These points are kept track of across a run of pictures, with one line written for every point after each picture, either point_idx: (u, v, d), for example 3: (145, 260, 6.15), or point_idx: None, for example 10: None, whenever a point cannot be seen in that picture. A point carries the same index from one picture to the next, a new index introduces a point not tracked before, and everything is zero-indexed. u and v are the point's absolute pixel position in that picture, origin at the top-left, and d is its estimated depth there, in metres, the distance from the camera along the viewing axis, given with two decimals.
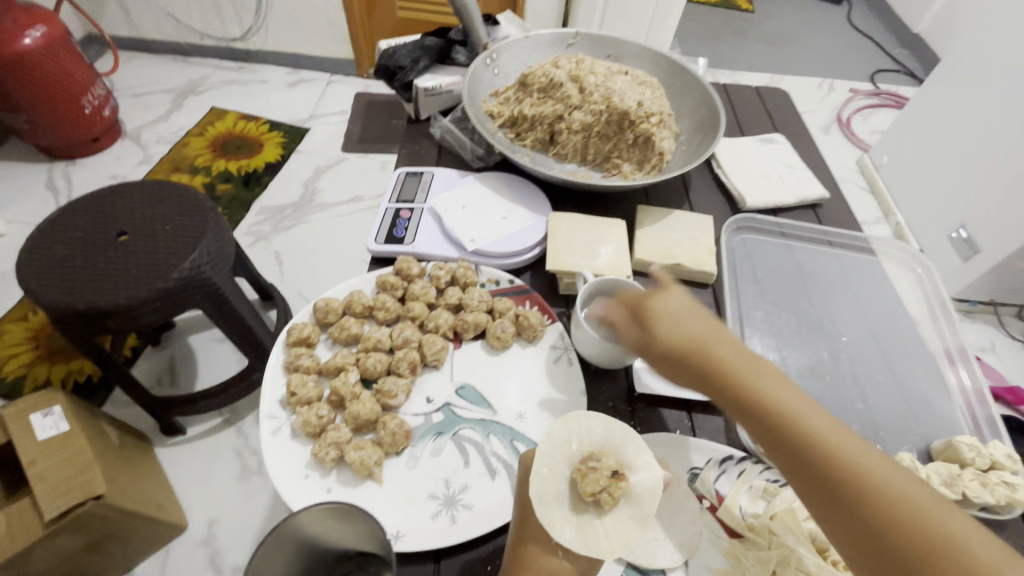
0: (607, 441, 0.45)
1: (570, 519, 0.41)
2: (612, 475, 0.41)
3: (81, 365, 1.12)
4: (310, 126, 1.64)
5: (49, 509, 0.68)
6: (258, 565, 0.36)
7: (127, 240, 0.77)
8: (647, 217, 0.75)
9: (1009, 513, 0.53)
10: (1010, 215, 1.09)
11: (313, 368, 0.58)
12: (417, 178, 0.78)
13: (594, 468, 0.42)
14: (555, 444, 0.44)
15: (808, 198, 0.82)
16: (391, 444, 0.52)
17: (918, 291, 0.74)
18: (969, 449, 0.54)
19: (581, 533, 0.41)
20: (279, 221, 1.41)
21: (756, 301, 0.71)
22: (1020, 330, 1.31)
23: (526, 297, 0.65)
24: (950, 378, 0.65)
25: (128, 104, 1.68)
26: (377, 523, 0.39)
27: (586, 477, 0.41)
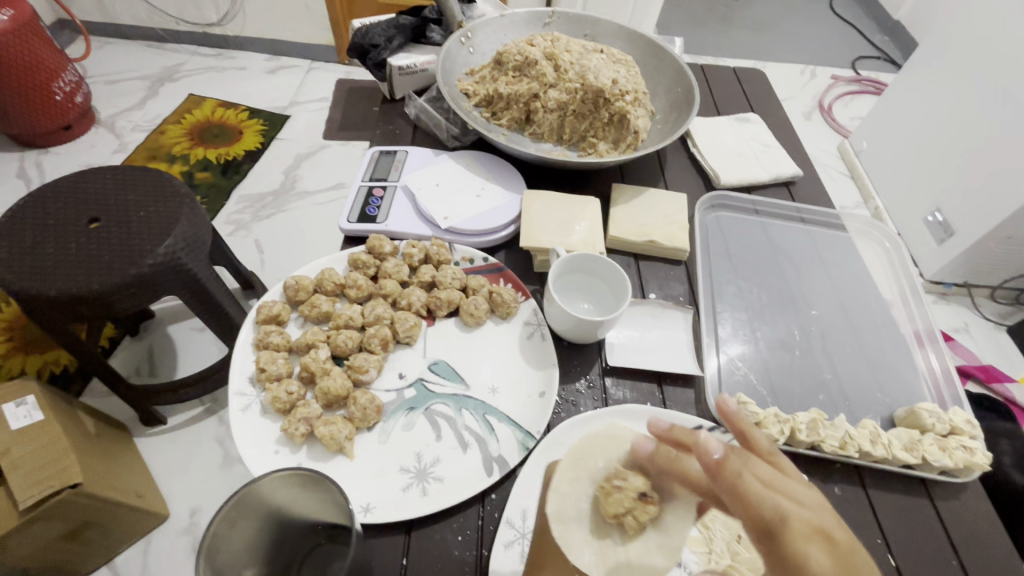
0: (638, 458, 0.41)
1: (590, 541, 0.38)
2: (638, 498, 0.37)
3: (57, 355, 1.10)
4: (289, 113, 1.61)
5: (25, 497, 0.66)
6: (222, 532, 0.36)
7: (97, 226, 0.75)
8: (622, 194, 0.75)
9: (968, 477, 0.54)
10: (982, 196, 1.11)
11: (284, 346, 0.57)
12: (391, 156, 0.77)
13: (619, 488, 0.37)
14: (579, 461, 0.42)
15: (782, 176, 0.82)
16: (362, 419, 0.52)
17: (888, 267, 0.76)
18: (929, 415, 0.56)
19: (602, 557, 0.38)
20: (259, 209, 1.39)
21: (729, 277, 0.72)
22: (993, 311, 1.34)
23: (500, 275, 0.65)
24: (919, 360, 0.66)
25: (101, 91, 1.64)
26: (340, 488, 0.39)
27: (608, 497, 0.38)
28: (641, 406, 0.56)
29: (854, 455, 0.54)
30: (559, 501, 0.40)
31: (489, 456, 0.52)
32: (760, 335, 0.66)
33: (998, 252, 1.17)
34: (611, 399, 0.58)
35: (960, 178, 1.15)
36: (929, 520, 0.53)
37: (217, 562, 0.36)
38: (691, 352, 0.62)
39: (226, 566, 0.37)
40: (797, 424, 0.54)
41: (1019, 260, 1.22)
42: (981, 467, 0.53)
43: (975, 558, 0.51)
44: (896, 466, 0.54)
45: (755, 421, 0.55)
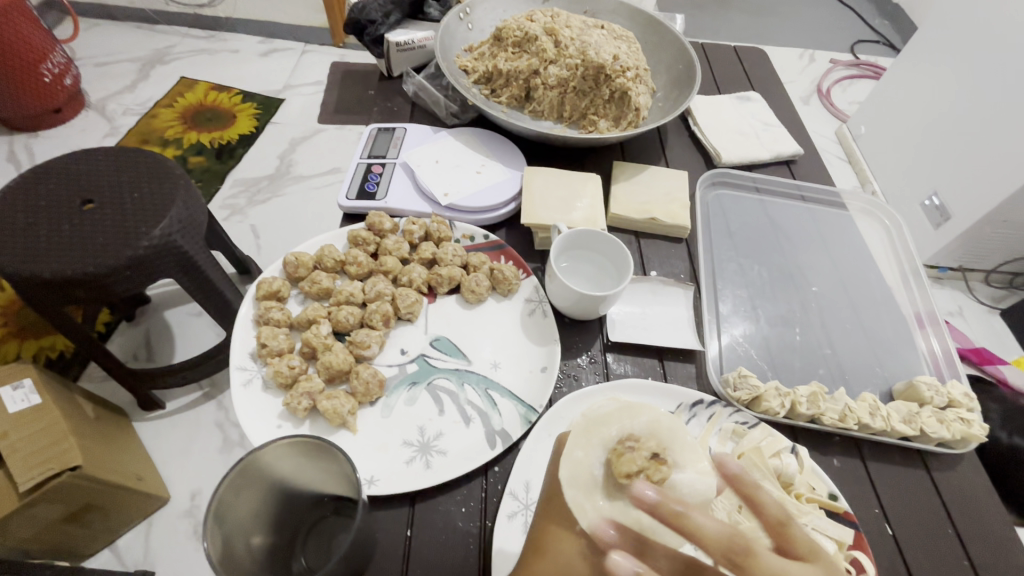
0: (652, 427, 0.40)
1: (602, 504, 0.38)
2: (651, 457, 0.38)
3: (53, 340, 1.09)
4: (284, 96, 1.59)
5: (24, 480, 0.67)
6: (228, 499, 0.37)
7: (91, 207, 0.74)
8: (623, 171, 0.74)
9: (965, 448, 0.55)
10: (980, 178, 1.11)
11: (285, 322, 0.57)
12: (390, 133, 0.76)
13: (632, 449, 0.38)
14: (590, 429, 0.41)
15: (783, 154, 0.82)
16: (365, 393, 0.52)
17: (887, 246, 0.76)
18: (928, 389, 0.57)
19: (614, 521, 0.37)
20: (254, 194, 1.38)
21: (729, 254, 0.72)
22: (987, 294, 1.35)
23: (501, 252, 0.65)
24: (920, 340, 0.66)
25: (91, 74, 1.61)
26: (346, 458, 0.39)
27: (619, 459, 0.38)
28: (642, 380, 0.56)
29: (853, 428, 0.54)
30: (574, 463, 0.40)
31: (492, 430, 0.52)
32: (761, 312, 0.66)
33: (995, 234, 1.18)
34: (613, 374, 0.58)
35: (959, 160, 1.15)
36: (926, 490, 0.53)
37: (223, 528, 0.36)
38: (692, 328, 0.62)
39: (231, 533, 0.37)
40: (798, 397, 0.55)
41: (1015, 243, 1.22)
42: (978, 439, 0.54)
43: (969, 527, 0.52)
44: (895, 438, 0.55)
45: (756, 395, 0.55)
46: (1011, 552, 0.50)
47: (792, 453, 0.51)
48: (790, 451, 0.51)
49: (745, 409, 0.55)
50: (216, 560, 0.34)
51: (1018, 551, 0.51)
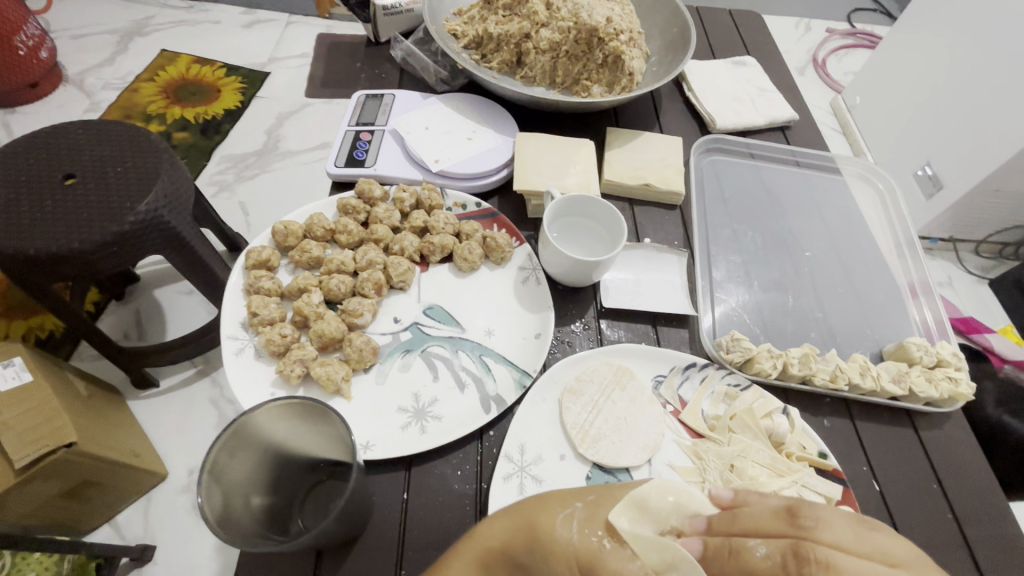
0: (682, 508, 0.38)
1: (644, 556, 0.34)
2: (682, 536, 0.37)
3: (42, 320, 1.08)
4: (269, 69, 1.54)
5: (19, 458, 0.66)
6: (223, 460, 0.37)
7: (74, 182, 0.72)
8: (617, 137, 0.73)
9: (952, 406, 0.56)
10: (971, 147, 1.11)
11: (275, 291, 0.56)
12: (378, 100, 0.74)
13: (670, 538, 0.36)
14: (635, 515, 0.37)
15: (777, 120, 0.81)
16: (358, 360, 0.52)
17: (880, 211, 0.76)
18: (918, 349, 0.57)
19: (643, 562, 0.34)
20: (242, 169, 1.35)
21: (723, 220, 0.71)
22: (977, 265, 1.36)
23: (493, 220, 0.64)
24: (913, 311, 0.66)
25: (67, 47, 1.55)
26: (340, 418, 0.39)
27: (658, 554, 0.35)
28: (635, 345, 0.56)
29: (844, 388, 0.55)
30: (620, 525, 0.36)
31: (487, 396, 0.52)
32: (754, 278, 0.66)
33: (986, 204, 1.18)
34: (607, 340, 0.58)
35: (951, 128, 1.14)
36: (913, 446, 0.55)
37: (219, 488, 0.36)
38: (686, 293, 0.62)
39: (226, 494, 0.37)
40: (790, 358, 0.55)
41: (1006, 213, 1.22)
42: (965, 397, 0.55)
43: (955, 484, 0.53)
44: (884, 398, 0.56)
45: (748, 357, 0.56)
46: (994, 507, 0.52)
47: (783, 413, 0.52)
48: (781, 412, 0.52)
49: (737, 372, 0.56)
50: (211, 516, 0.34)
51: (1000, 506, 0.52)
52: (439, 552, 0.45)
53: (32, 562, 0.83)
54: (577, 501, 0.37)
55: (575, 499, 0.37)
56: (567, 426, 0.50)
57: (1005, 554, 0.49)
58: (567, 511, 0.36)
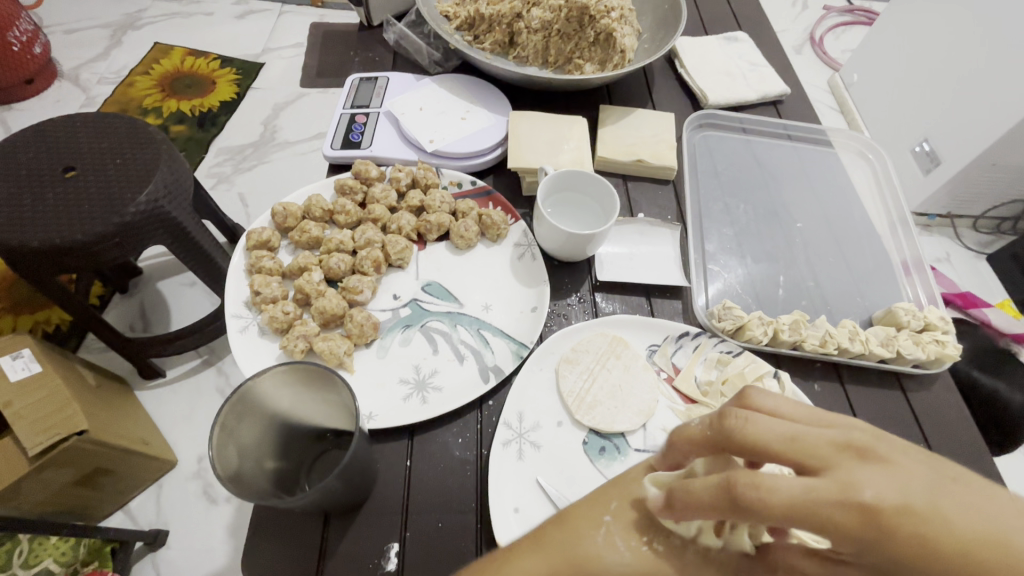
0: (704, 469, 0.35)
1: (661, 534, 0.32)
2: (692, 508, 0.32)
3: (48, 314, 1.10)
4: (263, 60, 1.54)
5: (33, 445, 0.68)
6: (231, 423, 0.38)
7: (74, 175, 0.73)
8: (610, 115, 0.74)
9: (939, 368, 0.58)
10: (968, 119, 1.10)
11: (276, 270, 0.58)
12: (372, 83, 0.75)
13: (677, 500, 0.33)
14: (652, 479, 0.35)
15: (769, 94, 0.81)
16: (360, 335, 0.54)
17: (872, 182, 0.77)
18: (905, 314, 0.59)
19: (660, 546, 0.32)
20: (240, 161, 1.36)
21: (715, 194, 0.73)
22: (974, 240, 1.35)
23: (489, 199, 0.65)
24: (905, 286, 0.67)
25: (61, 42, 1.55)
26: (341, 381, 0.40)
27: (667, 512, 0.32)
28: (630, 316, 0.58)
29: (833, 352, 0.56)
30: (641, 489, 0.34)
31: (485, 366, 0.54)
32: (746, 250, 0.68)
33: (982, 179, 1.17)
34: (602, 312, 0.60)
35: (947, 101, 1.14)
36: (901, 406, 0.56)
37: (228, 449, 0.38)
38: (679, 266, 0.63)
39: (235, 456, 0.39)
40: (780, 325, 0.56)
41: (1002, 187, 1.22)
42: (952, 358, 0.56)
43: (942, 442, 0.54)
44: (873, 361, 0.57)
45: (740, 325, 0.57)
46: (981, 466, 0.53)
47: (773, 377, 0.53)
48: (772, 376, 0.54)
49: (729, 339, 0.57)
50: (221, 473, 0.36)
51: (986, 466, 0.53)
52: (442, 514, 0.46)
53: (49, 548, 0.84)
54: (605, 515, 0.33)
55: (602, 514, 0.34)
56: (564, 394, 0.52)
57: None
58: (602, 531, 0.33)
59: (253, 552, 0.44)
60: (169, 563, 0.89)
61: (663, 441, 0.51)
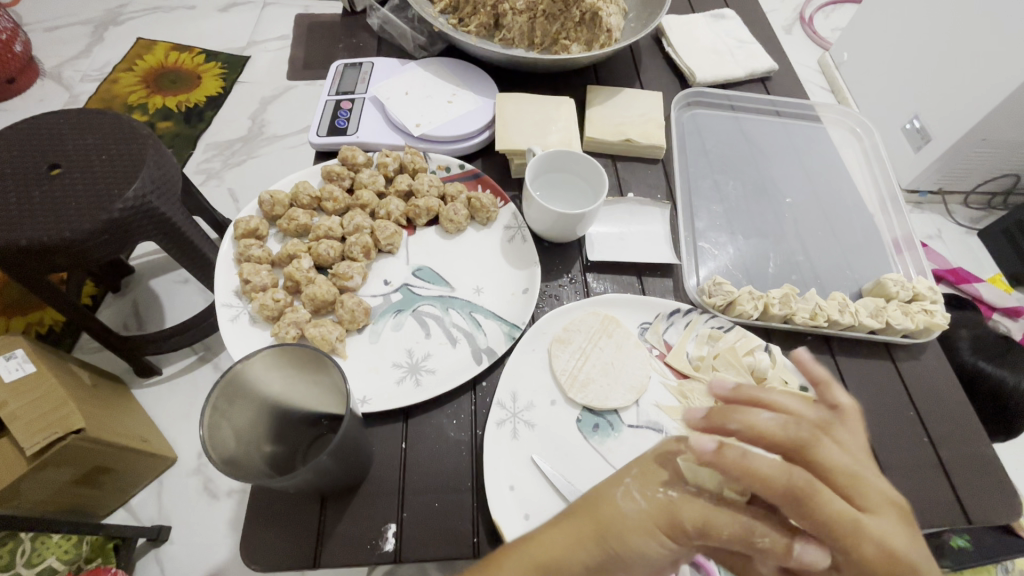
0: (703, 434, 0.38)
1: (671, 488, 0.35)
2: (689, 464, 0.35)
3: (41, 315, 1.09)
4: (249, 54, 1.52)
5: (29, 445, 0.68)
6: (222, 406, 0.39)
7: (60, 172, 0.72)
8: (597, 95, 0.73)
9: (927, 337, 0.58)
10: (956, 94, 1.10)
11: (265, 259, 0.58)
12: (357, 69, 0.74)
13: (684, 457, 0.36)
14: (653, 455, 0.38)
15: (757, 71, 0.81)
16: (351, 321, 0.53)
17: (862, 156, 0.77)
18: (894, 285, 0.59)
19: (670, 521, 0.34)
20: (228, 156, 1.35)
21: (704, 172, 0.73)
22: (966, 216, 1.34)
23: (478, 181, 0.65)
24: (895, 262, 0.67)
25: (41, 40, 1.52)
26: (329, 361, 0.40)
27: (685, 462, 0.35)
28: (621, 295, 0.58)
29: (824, 325, 0.57)
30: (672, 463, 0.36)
31: (478, 348, 0.54)
32: (736, 227, 0.68)
33: (972, 156, 1.17)
34: (593, 292, 0.60)
35: (936, 77, 1.14)
36: (891, 377, 0.57)
37: (221, 430, 0.38)
38: (669, 244, 0.63)
39: (229, 439, 0.39)
40: (770, 300, 0.57)
41: (993, 162, 1.21)
42: (940, 327, 0.57)
43: (931, 411, 0.55)
44: (863, 333, 0.58)
45: (731, 300, 0.57)
46: (970, 432, 0.54)
47: (765, 350, 0.54)
48: (763, 349, 0.54)
49: (721, 315, 0.57)
50: (213, 455, 0.36)
51: (974, 433, 0.54)
52: (437, 495, 0.47)
53: (53, 546, 0.84)
54: (626, 477, 0.36)
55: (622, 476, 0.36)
56: (557, 373, 0.52)
57: (980, 476, 0.52)
58: (622, 489, 0.35)
59: (251, 535, 0.44)
60: (172, 559, 0.90)
61: (656, 416, 0.51)
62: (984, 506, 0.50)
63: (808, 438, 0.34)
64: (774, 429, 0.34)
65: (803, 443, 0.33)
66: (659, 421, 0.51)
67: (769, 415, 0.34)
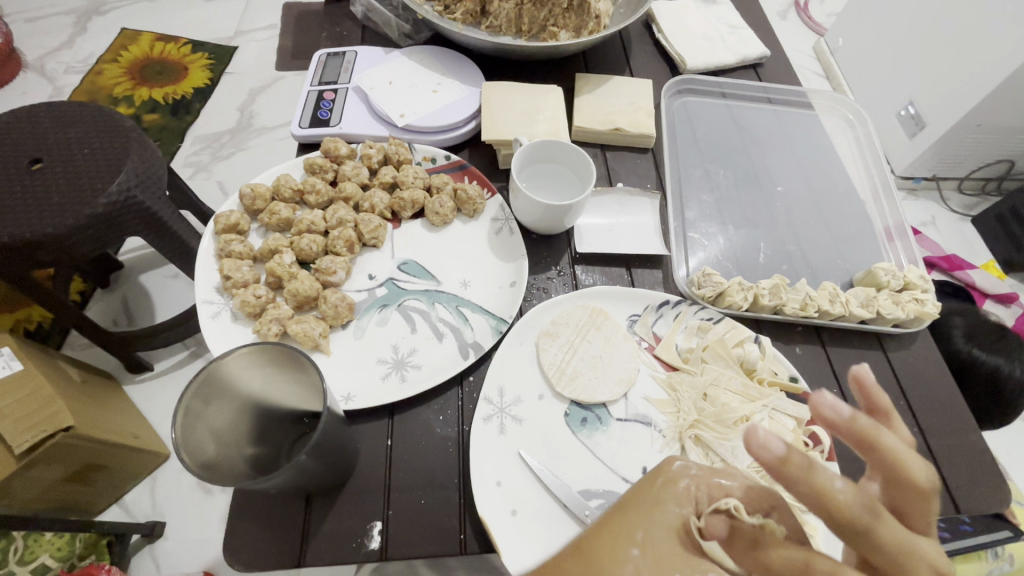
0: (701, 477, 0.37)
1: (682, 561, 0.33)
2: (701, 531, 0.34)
3: (28, 312, 1.07)
4: (236, 44, 1.49)
5: (19, 444, 0.67)
6: (197, 407, 0.38)
7: (41, 167, 0.71)
8: (586, 83, 0.72)
9: (918, 326, 0.58)
10: (951, 79, 1.09)
11: (247, 254, 0.56)
12: (340, 58, 0.72)
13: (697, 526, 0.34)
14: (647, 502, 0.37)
15: (749, 57, 0.79)
16: (335, 317, 0.53)
17: (855, 144, 0.76)
18: (885, 274, 0.59)
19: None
20: (217, 149, 1.33)
21: (695, 160, 0.72)
22: (959, 202, 1.34)
23: (464, 173, 0.63)
24: (887, 251, 0.66)
25: (23, 31, 1.49)
26: (304, 358, 0.39)
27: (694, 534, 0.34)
28: (609, 287, 0.57)
29: (814, 315, 0.56)
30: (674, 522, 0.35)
31: (464, 343, 0.53)
32: (727, 217, 0.67)
33: (967, 143, 1.16)
34: (582, 284, 0.59)
35: (930, 63, 1.13)
36: (880, 366, 0.56)
37: (196, 432, 0.37)
38: (659, 235, 0.62)
39: (206, 441, 0.38)
40: (760, 290, 0.56)
41: (988, 148, 1.20)
42: (931, 316, 0.56)
43: (921, 401, 0.55)
44: (854, 322, 0.57)
45: (720, 291, 0.57)
46: (960, 422, 0.54)
47: (755, 341, 0.53)
48: (753, 340, 0.53)
49: (710, 306, 0.57)
50: (186, 458, 0.35)
51: (963, 422, 0.54)
52: (424, 492, 0.46)
53: (45, 543, 0.82)
54: (633, 547, 0.34)
55: (628, 549, 0.34)
56: (544, 368, 0.51)
57: (968, 465, 0.51)
58: (632, 569, 0.33)
59: (234, 536, 0.43)
60: (167, 555, 0.89)
61: (644, 409, 0.51)
62: (975, 494, 0.50)
63: (870, 521, 0.29)
64: (843, 506, 0.28)
65: (866, 523, 0.28)
66: (647, 414, 0.51)
67: (842, 482, 0.29)
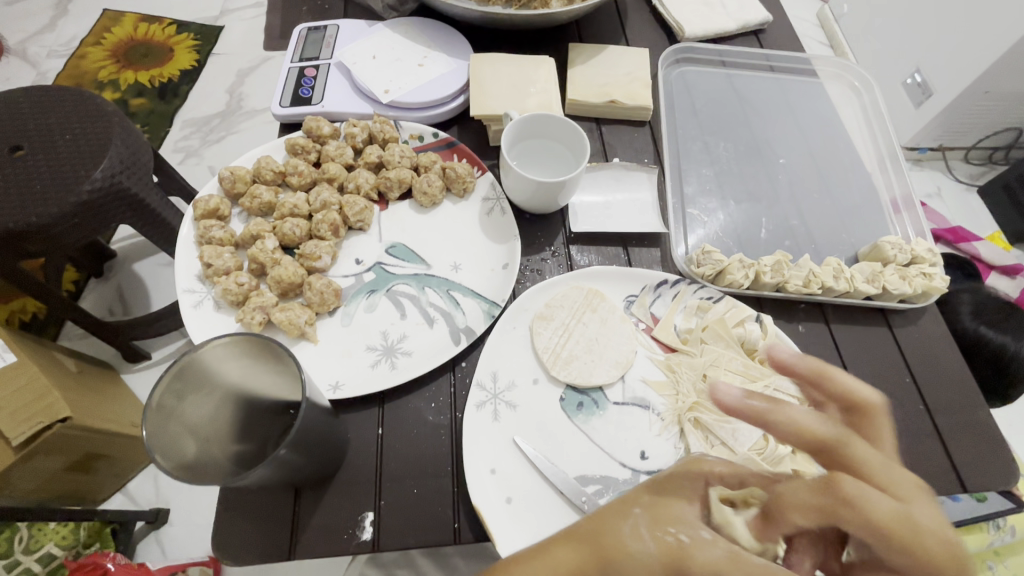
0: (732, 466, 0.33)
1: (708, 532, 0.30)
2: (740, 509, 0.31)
3: (22, 303, 1.06)
4: (222, 23, 1.44)
5: (16, 436, 0.65)
6: (170, 403, 0.37)
7: (21, 154, 0.68)
8: (579, 54, 0.68)
9: (925, 301, 0.56)
10: (961, 43, 1.04)
11: (228, 240, 0.55)
12: (321, 32, 0.69)
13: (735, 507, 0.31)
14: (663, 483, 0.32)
15: (750, 23, 0.76)
16: (320, 304, 0.51)
17: (860, 113, 0.73)
18: (892, 248, 0.57)
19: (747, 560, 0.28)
20: (206, 133, 1.30)
21: (694, 133, 0.69)
22: (966, 172, 1.30)
23: (453, 150, 0.61)
24: (894, 225, 0.64)
25: (3, 15, 1.44)
26: (276, 344, 0.37)
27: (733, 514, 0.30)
28: (606, 268, 0.55)
29: (817, 292, 0.54)
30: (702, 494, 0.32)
31: (456, 328, 0.52)
32: (727, 192, 0.65)
33: (976, 111, 1.12)
34: (577, 265, 0.57)
35: (940, 27, 1.08)
36: (887, 343, 0.55)
37: (172, 428, 0.37)
38: (657, 211, 0.60)
39: (185, 438, 0.37)
40: (762, 267, 0.54)
41: (997, 115, 1.16)
42: (939, 290, 0.54)
43: (927, 376, 0.53)
44: (859, 299, 0.56)
45: (720, 269, 0.55)
46: (968, 398, 0.52)
47: (755, 319, 0.51)
48: (754, 318, 0.51)
49: (710, 285, 0.55)
50: (159, 455, 0.34)
51: (971, 397, 0.52)
52: (417, 481, 0.45)
53: (49, 533, 0.81)
54: (634, 508, 0.31)
55: (630, 506, 0.31)
56: (539, 351, 0.50)
57: (976, 441, 0.50)
58: (631, 522, 0.30)
59: (224, 533, 0.42)
60: (172, 541, 0.89)
61: (643, 392, 0.49)
62: (981, 470, 0.49)
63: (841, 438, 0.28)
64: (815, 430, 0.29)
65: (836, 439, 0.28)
66: (646, 398, 0.49)
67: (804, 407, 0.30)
